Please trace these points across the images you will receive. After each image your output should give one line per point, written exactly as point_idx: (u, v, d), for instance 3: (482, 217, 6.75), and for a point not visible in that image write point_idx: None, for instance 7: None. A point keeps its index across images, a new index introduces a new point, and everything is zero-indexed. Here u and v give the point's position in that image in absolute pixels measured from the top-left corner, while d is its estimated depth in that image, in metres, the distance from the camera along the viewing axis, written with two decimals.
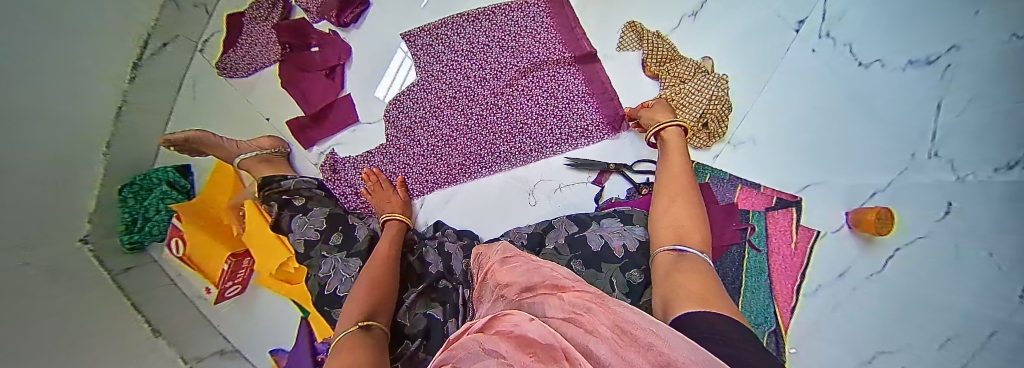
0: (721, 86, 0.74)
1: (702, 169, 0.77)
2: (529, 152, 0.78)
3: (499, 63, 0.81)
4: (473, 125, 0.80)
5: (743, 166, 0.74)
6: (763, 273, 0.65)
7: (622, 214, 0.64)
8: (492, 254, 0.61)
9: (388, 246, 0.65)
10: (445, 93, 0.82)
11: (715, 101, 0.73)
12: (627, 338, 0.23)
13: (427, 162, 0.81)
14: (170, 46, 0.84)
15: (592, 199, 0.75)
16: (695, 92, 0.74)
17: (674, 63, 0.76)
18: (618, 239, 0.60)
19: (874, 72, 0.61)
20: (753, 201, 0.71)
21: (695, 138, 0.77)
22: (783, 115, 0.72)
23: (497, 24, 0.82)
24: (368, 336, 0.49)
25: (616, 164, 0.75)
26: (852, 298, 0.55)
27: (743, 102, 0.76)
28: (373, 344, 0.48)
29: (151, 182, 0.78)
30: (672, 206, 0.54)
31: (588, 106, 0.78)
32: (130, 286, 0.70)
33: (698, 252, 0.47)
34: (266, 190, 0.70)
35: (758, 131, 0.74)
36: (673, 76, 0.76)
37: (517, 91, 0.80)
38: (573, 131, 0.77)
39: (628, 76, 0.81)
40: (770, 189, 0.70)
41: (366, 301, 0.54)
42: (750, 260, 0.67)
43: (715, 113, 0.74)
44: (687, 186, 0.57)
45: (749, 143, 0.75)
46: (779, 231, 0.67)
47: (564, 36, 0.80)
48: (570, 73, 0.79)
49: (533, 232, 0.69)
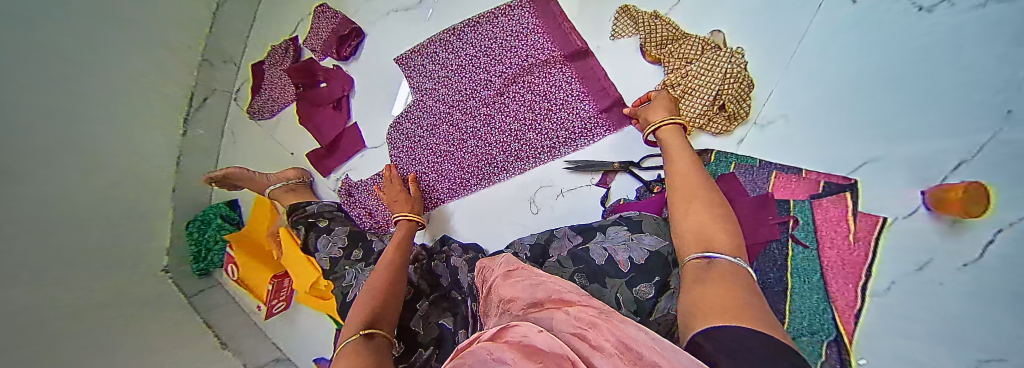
0: (732, 60, 0.65)
1: (728, 156, 0.68)
2: (526, 159, 0.76)
3: (489, 73, 0.80)
4: (469, 138, 0.81)
5: (769, 147, 0.65)
6: (816, 273, 0.51)
7: (626, 219, 0.60)
8: (496, 267, 0.62)
9: (391, 253, 0.68)
10: (440, 110, 0.84)
11: (727, 81, 0.64)
12: (631, 357, 0.26)
13: (430, 179, 0.84)
14: (209, 100, 1.02)
15: (599, 202, 0.72)
16: (705, 72, 0.66)
17: (674, 44, 0.69)
18: (624, 252, 0.55)
19: (939, 15, 0.48)
20: (792, 189, 0.59)
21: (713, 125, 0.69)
22: (812, 87, 0.61)
23: (484, 32, 0.81)
24: (368, 347, 0.50)
25: (622, 163, 0.72)
26: (938, 300, 0.40)
27: (769, 82, 0.67)
28: (375, 355, 0.49)
29: (210, 216, 0.95)
30: (691, 209, 0.49)
31: (584, 104, 0.74)
32: (201, 303, 0.88)
33: (730, 257, 0.40)
34: (294, 214, 0.79)
35: (795, 101, 0.63)
36: (678, 57, 0.69)
37: (508, 98, 0.79)
38: (572, 133, 0.74)
39: (627, 64, 0.75)
40: (813, 172, 0.58)
41: (371, 312, 0.57)
42: (794, 256, 0.54)
43: (729, 95, 0.65)
44: (705, 187, 0.51)
45: (783, 119, 0.64)
46: (831, 222, 0.53)
47: (552, 34, 0.76)
48: (562, 72, 0.75)
49: (535, 243, 0.68)
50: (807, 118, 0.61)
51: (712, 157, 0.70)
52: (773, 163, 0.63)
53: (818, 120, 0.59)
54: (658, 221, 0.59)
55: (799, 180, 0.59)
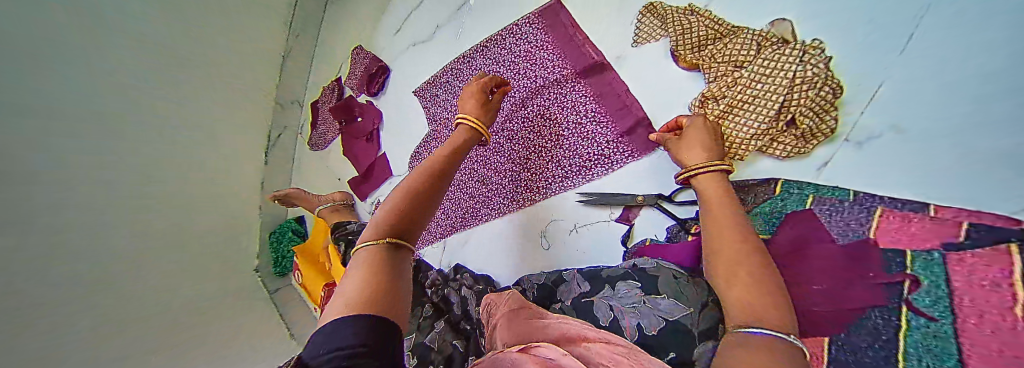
0: (795, 65, 0.57)
1: (801, 187, 0.64)
2: (546, 177, 0.78)
3: (511, 95, 0.87)
4: (496, 162, 0.88)
5: (864, 171, 0.60)
6: (949, 360, 0.40)
7: (640, 272, 0.54)
8: (505, 304, 0.62)
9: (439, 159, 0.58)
10: (476, 139, 0.94)
11: (794, 90, 0.56)
12: None
13: (477, 203, 0.92)
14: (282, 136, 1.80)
15: (620, 241, 0.67)
16: (762, 77, 0.59)
17: (714, 50, 0.64)
18: (632, 316, 0.50)
19: None
20: (909, 235, 0.49)
21: (788, 144, 0.65)
22: (920, 96, 0.55)
23: (507, 54, 0.88)
24: (395, 254, 0.42)
25: (648, 197, 0.64)
26: None
27: (861, 96, 0.61)
28: (400, 270, 0.41)
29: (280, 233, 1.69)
30: (728, 283, 0.38)
31: (601, 124, 0.73)
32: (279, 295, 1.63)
33: (773, 333, 0.30)
34: (337, 231, 0.90)
35: (892, 113, 0.58)
36: (727, 60, 0.63)
37: (524, 119, 0.83)
38: (586, 160, 0.73)
39: (659, 70, 0.72)
40: (945, 213, 0.49)
41: (402, 210, 0.47)
42: (910, 327, 0.45)
43: (800, 109, 0.56)
44: (746, 249, 0.40)
45: (892, 132, 0.57)
46: (981, 285, 0.40)
47: (565, 48, 0.80)
48: (577, 87, 0.77)
49: (542, 283, 0.65)
50: (925, 132, 0.54)
51: (777, 190, 0.66)
52: (872, 200, 0.56)
53: (935, 134, 0.53)
54: (679, 279, 0.49)
55: (913, 221, 0.50)
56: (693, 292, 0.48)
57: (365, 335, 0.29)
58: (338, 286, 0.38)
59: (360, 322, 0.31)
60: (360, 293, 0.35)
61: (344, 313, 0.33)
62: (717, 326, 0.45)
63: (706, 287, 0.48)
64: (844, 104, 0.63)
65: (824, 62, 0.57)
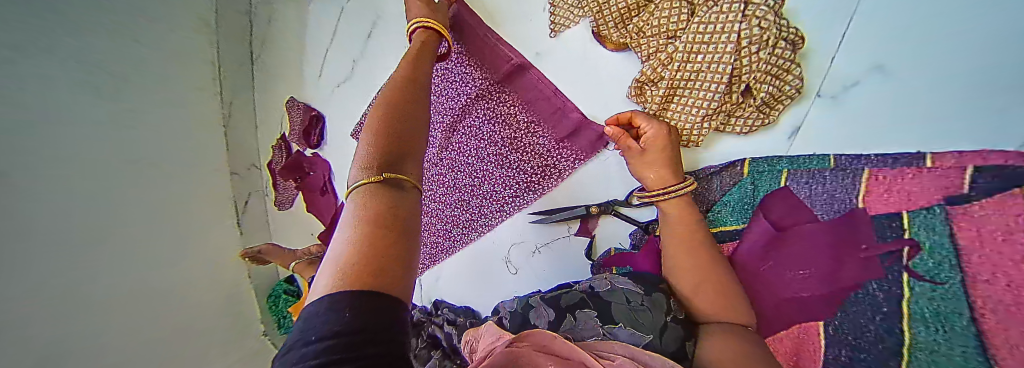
0: (732, 28, 0.55)
1: (774, 162, 0.61)
2: (519, 182, 0.80)
3: (451, 110, 0.88)
4: (465, 180, 0.88)
5: (851, 130, 0.56)
6: (960, 320, 0.40)
7: (595, 299, 0.55)
8: (482, 339, 0.59)
9: (410, 92, 0.55)
10: (435, 166, 0.93)
11: (743, 56, 0.55)
12: None
13: (461, 227, 0.89)
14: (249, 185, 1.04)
15: (583, 252, 0.73)
16: (707, 38, 0.57)
17: (641, 26, 0.65)
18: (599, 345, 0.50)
19: None
20: (896, 200, 0.48)
21: (747, 118, 0.61)
22: (889, 31, 0.53)
23: (439, 75, 0.89)
24: (396, 193, 0.39)
25: (600, 206, 0.69)
26: None
27: (828, 48, 0.57)
28: (404, 209, 0.38)
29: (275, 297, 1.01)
30: (702, 297, 0.53)
31: (541, 128, 0.77)
32: None
33: None
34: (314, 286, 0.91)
35: (858, 59, 0.55)
36: (661, 31, 0.63)
37: (472, 132, 0.86)
38: (541, 166, 0.78)
39: (586, 56, 0.76)
40: (940, 163, 0.46)
41: (388, 135, 0.45)
42: (912, 297, 0.44)
43: (758, 74, 0.56)
44: (710, 265, 0.55)
45: (876, 74, 0.54)
46: (994, 238, 0.39)
47: (480, 58, 0.83)
48: (506, 92, 0.81)
49: (514, 310, 0.62)
50: (904, 67, 0.52)
51: (746, 171, 0.63)
52: (850, 162, 0.54)
53: (922, 72, 0.51)
54: (633, 304, 0.51)
55: (906, 177, 0.49)
56: (648, 314, 0.50)
57: (348, 311, 0.27)
58: (333, 241, 0.36)
59: (341, 297, 0.28)
60: (348, 249, 0.33)
61: (328, 287, 0.30)
62: (684, 346, 0.48)
63: (663, 307, 0.51)
64: (808, 57, 0.59)
65: (772, 11, 0.54)
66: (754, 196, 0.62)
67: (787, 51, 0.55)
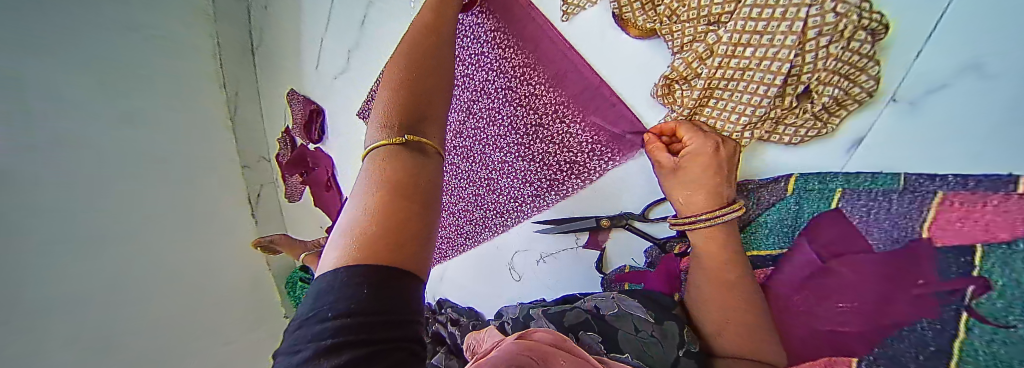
0: (796, 13, 0.44)
1: (826, 180, 0.53)
2: (541, 178, 0.76)
3: (476, 93, 0.81)
4: (485, 171, 0.83)
5: (922, 149, 0.47)
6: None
7: (601, 324, 0.51)
8: (484, 343, 0.56)
9: (430, 50, 0.48)
10: (456, 153, 0.88)
11: (807, 50, 0.45)
12: None
13: (477, 220, 0.88)
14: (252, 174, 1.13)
15: (593, 264, 0.71)
16: (758, 29, 0.47)
17: (674, 9, 0.55)
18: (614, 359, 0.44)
19: None
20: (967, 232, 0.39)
21: (799, 126, 0.52)
22: (988, 26, 0.41)
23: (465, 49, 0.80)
24: (417, 158, 0.34)
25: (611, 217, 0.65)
26: None
27: (911, 39, 0.46)
28: (426, 176, 0.33)
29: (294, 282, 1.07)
30: (722, 335, 0.49)
31: (572, 120, 0.70)
32: None
33: None
34: None
35: (954, 55, 0.43)
36: (698, 14, 0.52)
37: (496, 119, 0.79)
38: (568, 162, 0.72)
39: (606, 42, 0.67)
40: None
41: (409, 91, 0.41)
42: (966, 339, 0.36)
43: (823, 73, 0.46)
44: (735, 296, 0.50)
45: (969, 75, 0.43)
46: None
47: (512, 35, 0.74)
48: (539, 76, 0.72)
49: (518, 318, 0.60)
50: (1008, 67, 0.40)
51: (790, 189, 0.56)
52: (921, 183, 0.44)
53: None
54: (644, 334, 0.48)
55: (988, 205, 0.38)
56: (659, 347, 0.46)
57: (366, 287, 0.22)
58: (344, 211, 0.31)
59: (358, 272, 0.23)
60: (362, 217, 0.28)
61: (338, 261, 0.25)
62: None
63: (675, 339, 0.48)
64: (886, 51, 0.48)
65: None
66: (796, 220, 0.56)
67: (866, 46, 0.44)
